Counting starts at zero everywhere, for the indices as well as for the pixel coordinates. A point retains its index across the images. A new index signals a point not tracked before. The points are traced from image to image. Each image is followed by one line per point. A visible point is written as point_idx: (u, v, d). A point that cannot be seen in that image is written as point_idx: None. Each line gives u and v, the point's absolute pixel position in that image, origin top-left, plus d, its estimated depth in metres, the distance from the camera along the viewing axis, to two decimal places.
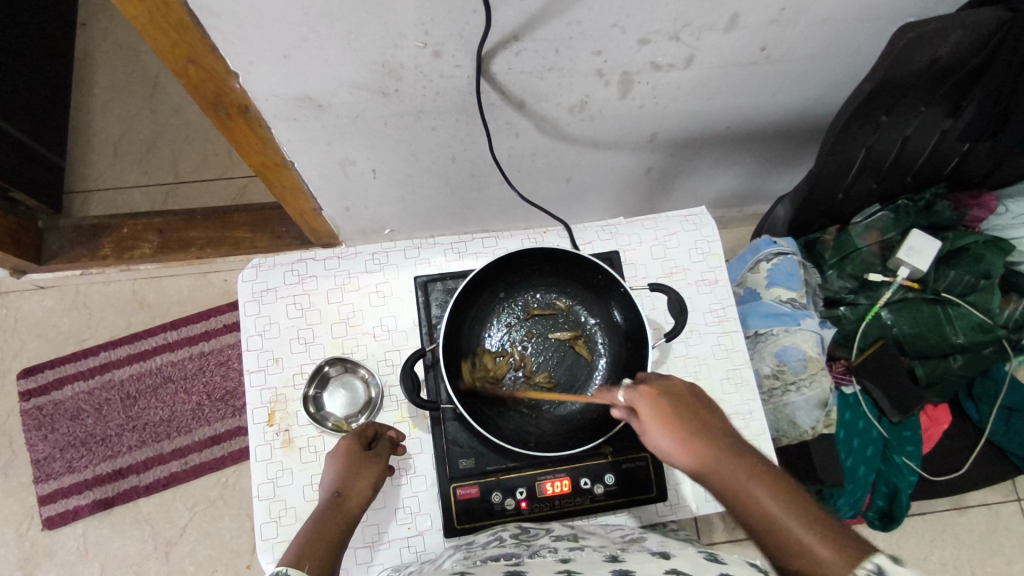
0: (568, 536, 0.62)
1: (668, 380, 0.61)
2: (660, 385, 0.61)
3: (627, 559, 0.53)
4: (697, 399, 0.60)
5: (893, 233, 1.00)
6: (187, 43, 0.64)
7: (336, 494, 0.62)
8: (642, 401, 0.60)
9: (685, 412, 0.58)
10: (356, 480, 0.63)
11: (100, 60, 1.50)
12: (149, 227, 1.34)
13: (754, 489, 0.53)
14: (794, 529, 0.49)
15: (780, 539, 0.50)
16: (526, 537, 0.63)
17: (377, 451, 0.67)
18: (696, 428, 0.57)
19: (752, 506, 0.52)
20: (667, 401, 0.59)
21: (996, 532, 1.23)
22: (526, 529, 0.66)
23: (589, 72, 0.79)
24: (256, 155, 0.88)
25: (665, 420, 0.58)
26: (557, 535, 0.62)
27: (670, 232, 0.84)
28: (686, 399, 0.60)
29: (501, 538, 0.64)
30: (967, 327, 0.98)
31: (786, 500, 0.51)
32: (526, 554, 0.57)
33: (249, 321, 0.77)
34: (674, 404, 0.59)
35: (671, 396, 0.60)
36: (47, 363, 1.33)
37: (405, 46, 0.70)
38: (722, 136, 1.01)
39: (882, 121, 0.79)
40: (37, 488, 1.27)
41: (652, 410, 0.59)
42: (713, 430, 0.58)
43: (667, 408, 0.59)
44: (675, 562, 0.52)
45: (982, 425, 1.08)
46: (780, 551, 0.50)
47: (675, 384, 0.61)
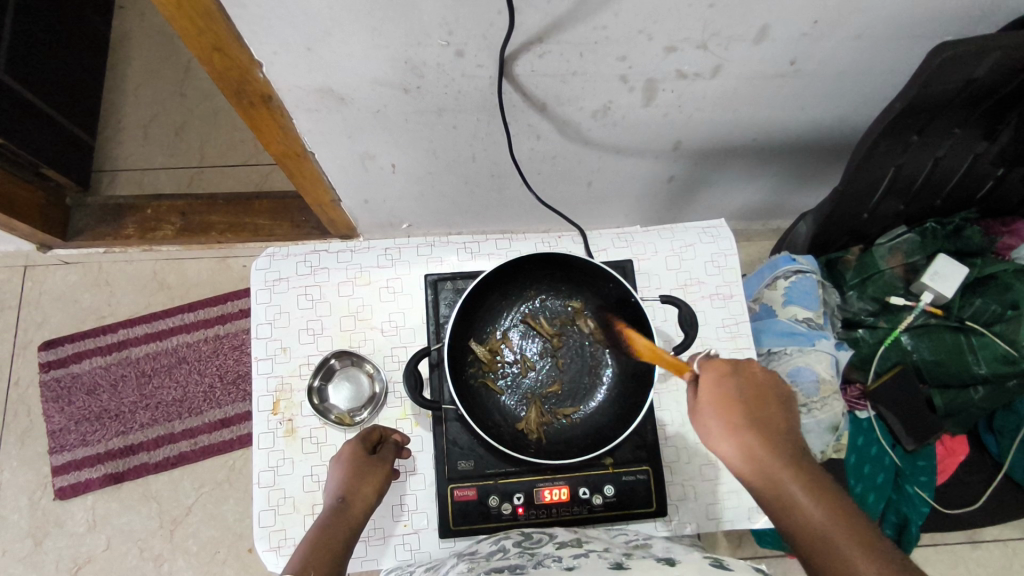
0: (572, 544, 0.61)
1: (742, 366, 0.60)
2: (731, 367, 0.60)
3: (632, 566, 0.52)
4: (769, 390, 0.59)
5: (917, 256, 0.97)
6: (213, 31, 0.65)
7: (341, 500, 0.61)
8: (705, 383, 0.60)
9: (749, 404, 0.57)
10: (360, 486, 0.62)
11: (135, 42, 1.53)
12: (173, 209, 1.35)
13: (801, 495, 0.52)
14: (833, 534, 0.49)
15: (816, 543, 0.50)
16: (530, 545, 0.62)
17: (381, 455, 0.67)
18: (756, 421, 0.57)
19: (794, 510, 0.52)
20: (731, 386, 0.59)
21: (1011, 569, 1.20)
22: (529, 535, 0.65)
23: (613, 77, 0.78)
24: (277, 144, 0.89)
25: (725, 409, 0.58)
26: (560, 542, 0.62)
27: (686, 244, 0.83)
28: (757, 386, 0.59)
29: (504, 547, 0.63)
30: (990, 358, 0.94)
31: (831, 507, 0.51)
32: (530, 564, 0.56)
33: (260, 309, 0.77)
34: (742, 393, 0.59)
35: (739, 384, 0.59)
36: (68, 337, 1.36)
37: (428, 43, 0.70)
38: (747, 148, 1.00)
39: (913, 141, 0.77)
40: (52, 458, 1.30)
41: (712, 391, 0.59)
42: (774, 426, 0.57)
43: (731, 396, 0.58)
44: (680, 568, 0.51)
45: (1002, 459, 1.05)
46: (814, 552, 0.49)
47: (749, 370, 0.60)
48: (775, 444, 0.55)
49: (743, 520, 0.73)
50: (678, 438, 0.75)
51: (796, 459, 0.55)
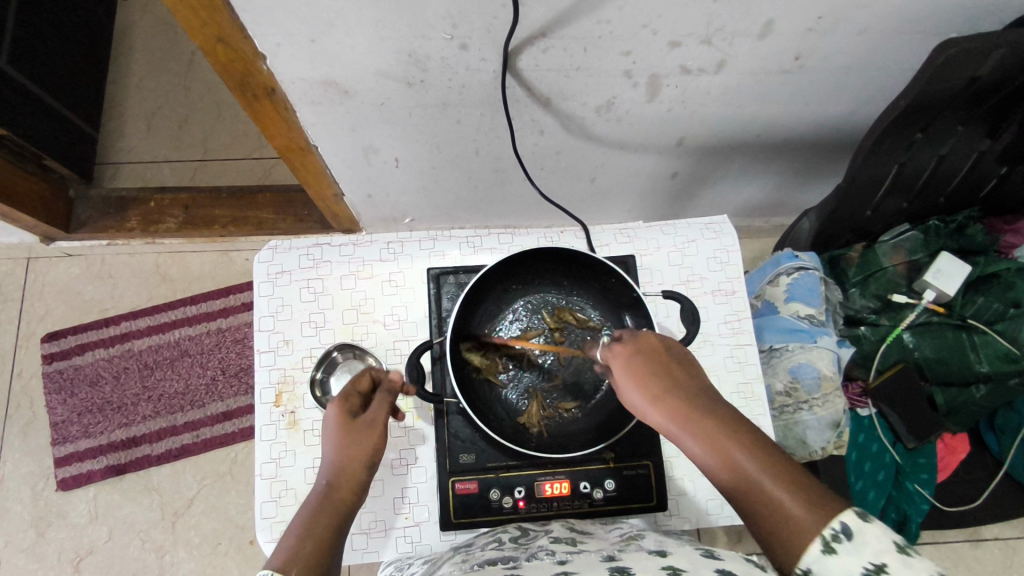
0: (566, 538, 0.61)
1: (642, 339, 0.60)
2: (632, 344, 0.60)
3: (624, 559, 0.52)
4: (670, 355, 0.59)
5: (920, 254, 0.97)
6: (217, 22, 0.65)
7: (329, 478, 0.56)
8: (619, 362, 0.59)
9: (659, 369, 0.57)
10: (350, 455, 0.57)
11: (139, 35, 1.53)
12: (176, 202, 1.36)
13: (728, 444, 0.51)
14: (761, 480, 0.48)
15: (749, 491, 0.48)
16: (525, 540, 0.62)
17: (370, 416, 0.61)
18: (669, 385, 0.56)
19: (725, 463, 0.50)
20: (643, 359, 0.58)
21: (1010, 568, 1.20)
22: (527, 530, 0.65)
23: (617, 72, 0.78)
24: (280, 137, 0.89)
25: (641, 379, 0.57)
26: (554, 537, 0.62)
27: (689, 240, 0.83)
28: (659, 354, 0.59)
29: (499, 540, 0.63)
30: (993, 356, 0.94)
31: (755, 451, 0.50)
32: (522, 558, 0.56)
33: (262, 302, 0.77)
34: (648, 363, 0.58)
35: (646, 355, 0.58)
36: (71, 329, 1.36)
37: (432, 37, 0.70)
38: (750, 145, 1.00)
39: (916, 138, 0.77)
40: (54, 450, 1.30)
41: (626, 366, 0.58)
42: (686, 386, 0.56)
43: (641, 368, 0.57)
44: (672, 560, 0.51)
45: (1002, 457, 1.05)
46: (749, 502, 0.48)
47: (651, 341, 0.60)
48: (692, 399, 0.54)
49: (743, 515, 0.73)
50: None
51: (714, 408, 0.53)
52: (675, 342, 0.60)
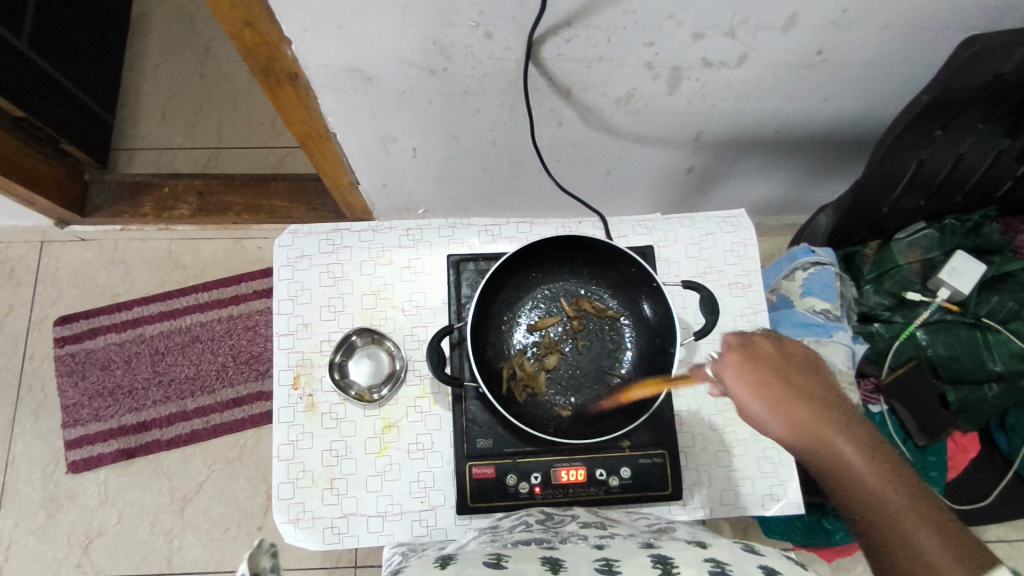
0: (596, 523, 0.62)
1: (757, 344, 0.58)
2: (749, 352, 0.57)
3: (663, 548, 0.52)
4: (789, 363, 0.57)
5: (936, 252, 0.97)
6: (246, 6, 0.65)
7: None
8: (733, 369, 0.57)
9: (782, 382, 0.56)
10: None
11: (156, 22, 1.53)
12: (190, 188, 1.36)
13: (854, 459, 0.51)
14: (896, 508, 0.49)
15: (876, 511, 0.50)
16: (553, 523, 0.63)
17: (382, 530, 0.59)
18: (793, 394, 0.55)
19: (852, 478, 0.51)
20: (758, 368, 0.56)
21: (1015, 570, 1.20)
22: (552, 514, 0.65)
23: (639, 64, 0.78)
24: (301, 124, 0.89)
25: (764, 390, 0.55)
26: (584, 521, 0.63)
27: (707, 232, 0.83)
28: (777, 362, 0.57)
29: (526, 522, 0.63)
30: (1007, 354, 0.95)
31: (885, 473, 0.51)
32: (556, 540, 0.57)
33: (282, 285, 0.78)
34: (767, 371, 0.56)
35: (764, 362, 0.57)
36: (83, 313, 1.37)
37: (458, 24, 0.70)
38: (767, 141, 1.00)
39: (937, 135, 0.77)
40: (65, 432, 1.31)
41: (743, 377, 0.56)
42: (808, 396, 0.55)
43: (760, 378, 0.56)
44: (712, 552, 0.51)
45: (1012, 456, 1.05)
46: (877, 531, 0.49)
47: (762, 347, 0.58)
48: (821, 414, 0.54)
49: (756, 506, 0.74)
50: (694, 424, 0.76)
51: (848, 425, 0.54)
52: (791, 345, 0.59)
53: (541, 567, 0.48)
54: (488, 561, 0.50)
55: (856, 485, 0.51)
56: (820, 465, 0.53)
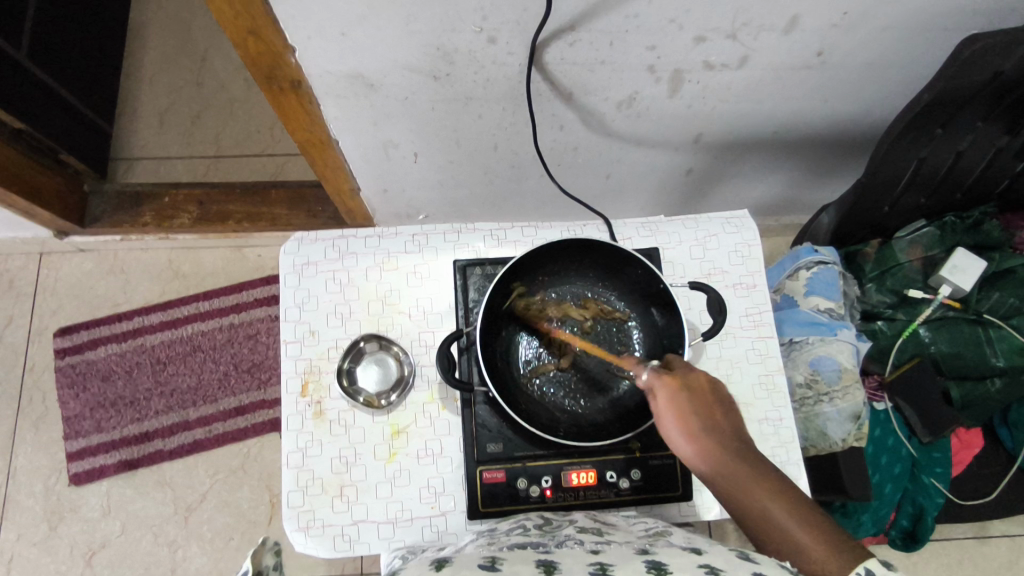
0: (592, 529, 0.62)
1: (694, 376, 0.61)
2: (680, 379, 0.61)
3: (658, 554, 0.52)
4: (715, 398, 0.61)
5: (937, 250, 0.98)
6: (250, 15, 0.65)
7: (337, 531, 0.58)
8: (662, 400, 0.60)
9: (700, 412, 0.59)
10: None
11: (153, 32, 1.53)
12: (190, 198, 1.36)
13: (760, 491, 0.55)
14: (797, 534, 0.52)
15: (777, 538, 0.53)
16: (550, 527, 0.62)
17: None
18: (711, 427, 0.59)
19: (759, 514, 0.54)
20: (686, 399, 0.60)
21: (1017, 564, 1.21)
22: (548, 519, 0.65)
23: (641, 67, 0.79)
24: (303, 131, 0.90)
25: (681, 419, 0.59)
26: (580, 525, 0.62)
27: (710, 233, 0.83)
28: (705, 396, 0.60)
29: (524, 528, 0.63)
30: (1009, 351, 0.96)
31: (787, 504, 0.54)
32: (552, 544, 0.57)
33: (288, 293, 0.78)
34: (693, 403, 0.60)
35: (693, 394, 0.60)
36: (83, 324, 1.36)
37: (462, 30, 0.70)
38: (767, 142, 1.01)
39: (937, 133, 0.78)
40: (66, 444, 1.30)
41: (668, 405, 0.60)
42: (726, 431, 0.59)
43: (686, 410, 0.59)
44: (708, 558, 0.51)
45: (1016, 452, 1.06)
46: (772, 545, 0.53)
47: (696, 380, 0.61)
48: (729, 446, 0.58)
49: None
50: None
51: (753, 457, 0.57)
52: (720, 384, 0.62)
53: (536, 569, 0.48)
54: (483, 564, 0.49)
55: (762, 515, 0.54)
56: (729, 499, 0.56)
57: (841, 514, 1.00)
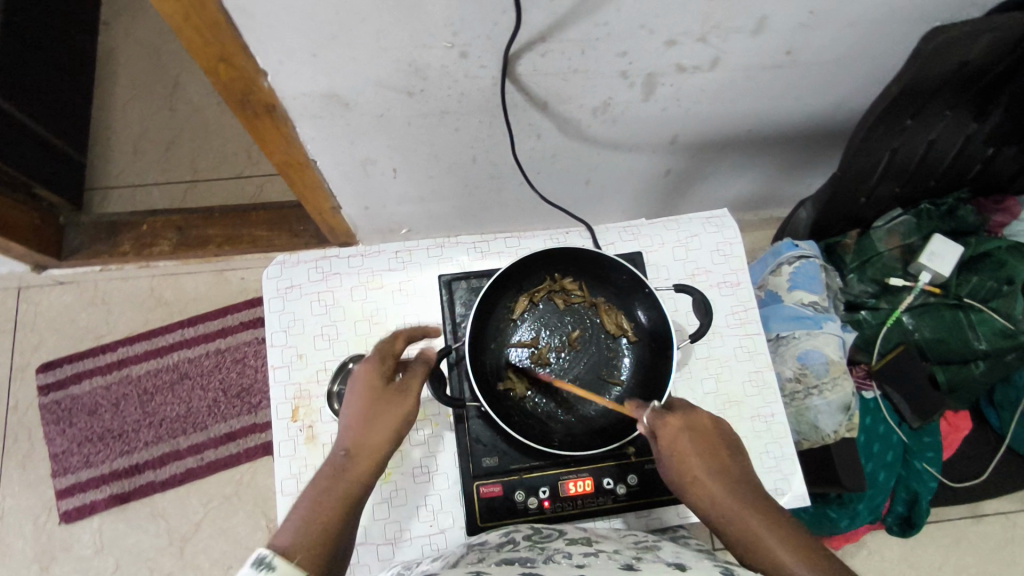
0: (583, 540, 0.61)
1: (694, 416, 0.63)
2: (681, 419, 0.62)
3: (643, 568, 0.50)
4: (720, 439, 0.62)
5: (915, 238, 0.99)
6: (220, 41, 0.65)
7: (346, 452, 0.60)
8: (663, 441, 0.62)
9: (704, 453, 0.61)
10: (370, 427, 0.60)
11: (121, 59, 1.51)
12: (169, 224, 1.35)
13: (759, 528, 0.55)
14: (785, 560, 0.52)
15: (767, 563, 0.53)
16: (540, 539, 0.62)
17: (398, 394, 0.63)
18: (715, 468, 0.60)
19: (758, 547, 0.54)
20: (688, 438, 0.61)
21: (1012, 541, 1.23)
22: (539, 530, 0.65)
23: (614, 73, 0.79)
24: (280, 153, 0.89)
25: (684, 459, 0.61)
26: (571, 538, 0.61)
27: (692, 234, 0.84)
28: (707, 436, 0.62)
29: (513, 540, 0.62)
30: (991, 333, 0.96)
31: (794, 545, 0.53)
32: (540, 560, 0.56)
33: (273, 318, 0.77)
34: (696, 443, 0.61)
35: (695, 434, 0.62)
36: (66, 358, 1.34)
37: (433, 46, 0.70)
38: (743, 139, 1.02)
39: (908, 124, 0.79)
40: (54, 482, 1.28)
41: (672, 445, 0.61)
42: (732, 473, 0.60)
43: (688, 451, 0.61)
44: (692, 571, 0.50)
45: (1003, 431, 1.08)
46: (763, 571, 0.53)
47: (703, 421, 0.63)
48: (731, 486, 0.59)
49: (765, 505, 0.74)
50: None
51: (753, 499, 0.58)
52: (722, 424, 0.64)
53: None
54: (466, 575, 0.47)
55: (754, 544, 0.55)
56: (732, 534, 0.57)
57: (837, 505, 1.00)
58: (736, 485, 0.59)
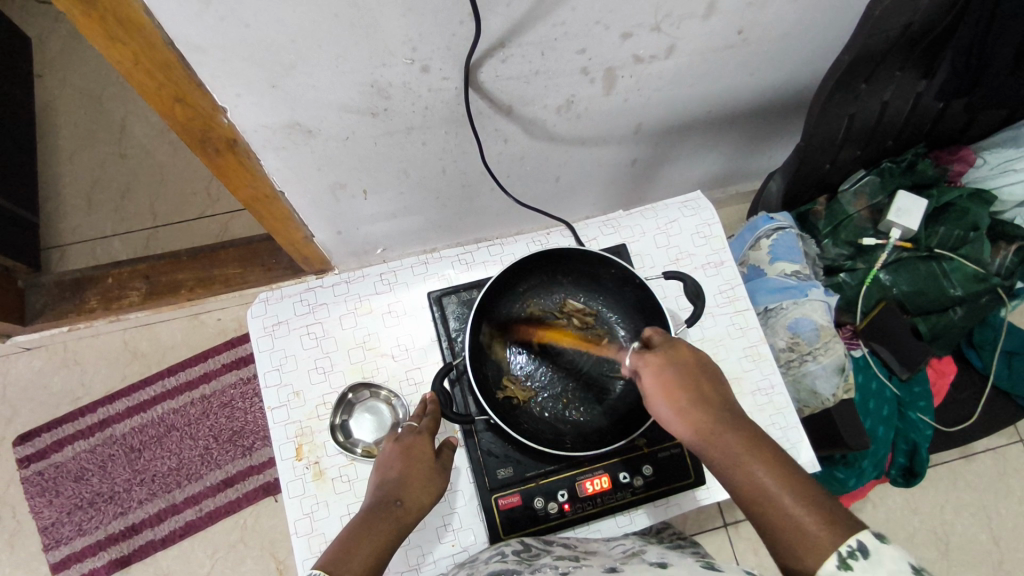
0: (570, 556, 0.59)
1: (675, 349, 0.61)
2: (665, 355, 0.60)
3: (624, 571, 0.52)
4: (704, 370, 0.60)
5: (881, 196, 1.01)
6: (175, 83, 0.64)
7: (398, 503, 0.57)
8: (649, 377, 0.60)
9: (689, 384, 0.58)
10: (415, 490, 0.59)
11: (62, 111, 1.46)
12: (136, 274, 1.31)
13: (744, 453, 0.53)
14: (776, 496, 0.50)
15: (761, 503, 0.51)
16: (529, 554, 0.60)
17: (444, 463, 0.63)
18: (701, 398, 0.57)
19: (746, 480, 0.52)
20: (672, 371, 0.59)
21: (1005, 474, 1.28)
22: (529, 544, 0.63)
23: (574, 70, 0.79)
24: (246, 189, 0.87)
25: (668, 392, 0.58)
26: (558, 554, 0.60)
27: (671, 220, 0.85)
28: (692, 367, 0.60)
29: (503, 554, 0.61)
30: (964, 279, 1.00)
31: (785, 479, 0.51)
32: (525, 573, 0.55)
33: (264, 357, 0.76)
34: (683, 376, 0.59)
35: (679, 367, 0.59)
36: (43, 426, 1.29)
37: (394, 63, 0.70)
38: (704, 121, 1.03)
39: (862, 88, 0.81)
40: (48, 556, 1.23)
41: (657, 379, 0.59)
42: (717, 402, 0.58)
43: (673, 382, 0.58)
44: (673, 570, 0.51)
45: (987, 371, 1.12)
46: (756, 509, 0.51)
47: (682, 352, 0.61)
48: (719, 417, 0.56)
49: None
50: None
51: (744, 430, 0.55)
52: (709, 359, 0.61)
53: None
54: None
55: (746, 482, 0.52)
56: (719, 465, 0.54)
57: (842, 466, 1.02)
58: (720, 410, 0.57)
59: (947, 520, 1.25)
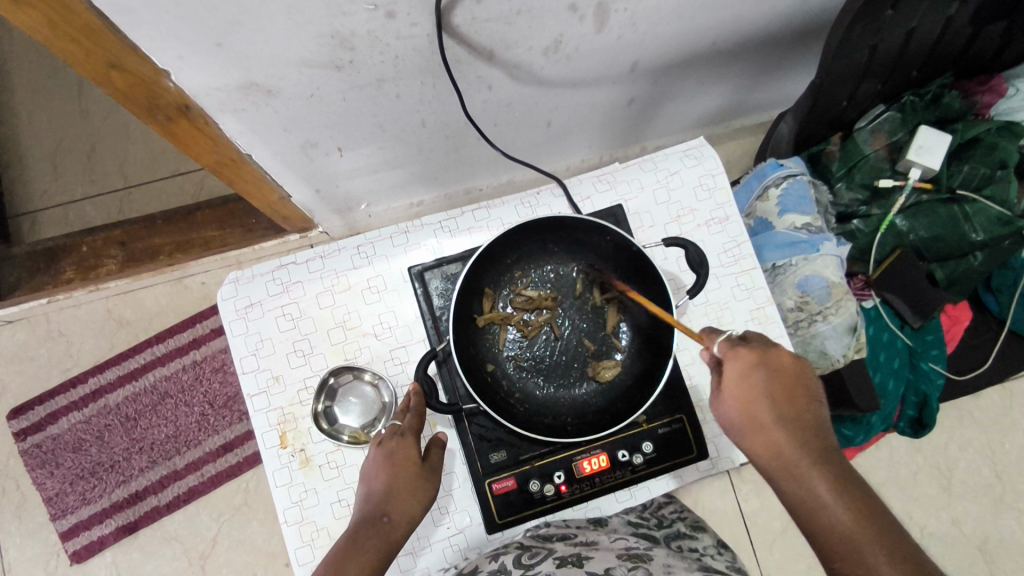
0: (572, 561, 0.55)
1: (772, 352, 0.58)
2: (760, 353, 0.58)
3: None
4: (799, 383, 0.58)
5: (901, 133, 0.93)
6: (105, 49, 0.56)
7: (383, 518, 0.54)
8: (734, 373, 0.58)
9: (780, 396, 0.56)
10: (401, 501, 0.56)
11: (15, 66, 1.36)
12: (110, 241, 1.26)
13: (819, 484, 0.52)
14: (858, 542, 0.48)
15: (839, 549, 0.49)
16: (530, 565, 0.56)
17: (431, 465, 0.59)
18: (786, 413, 0.56)
19: (818, 508, 0.51)
20: (761, 377, 0.57)
21: (1013, 410, 1.26)
22: (529, 548, 0.60)
23: (562, 8, 0.70)
24: (209, 155, 0.80)
25: (750, 398, 0.57)
26: (560, 559, 0.56)
27: (671, 172, 0.78)
28: (785, 377, 0.57)
29: (504, 568, 0.57)
30: (987, 223, 0.94)
31: (872, 528, 0.49)
32: None
33: (239, 342, 0.71)
34: (772, 381, 0.57)
35: (770, 374, 0.57)
36: (35, 399, 1.27)
37: (354, 11, 0.61)
38: (708, 54, 0.94)
39: (887, 16, 0.72)
40: (56, 525, 1.24)
41: (740, 379, 0.57)
42: (805, 421, 0.56)
43: (759, 389, 0.57)
44: None
45: (1003, 316, 1.08)
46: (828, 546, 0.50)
47: (779, 361, 0.58)
48: (801, 436, 0.55)
49: None
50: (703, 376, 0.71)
51: (829, 461, 0.53)
52: (804, 367, 0.59)
53: None
54: None
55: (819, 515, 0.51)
56: (787, 489, 0.53)
57: (850, 423, 1.00)
58: (800, 430, 0.55)
59: (952, 458, 1.24)
